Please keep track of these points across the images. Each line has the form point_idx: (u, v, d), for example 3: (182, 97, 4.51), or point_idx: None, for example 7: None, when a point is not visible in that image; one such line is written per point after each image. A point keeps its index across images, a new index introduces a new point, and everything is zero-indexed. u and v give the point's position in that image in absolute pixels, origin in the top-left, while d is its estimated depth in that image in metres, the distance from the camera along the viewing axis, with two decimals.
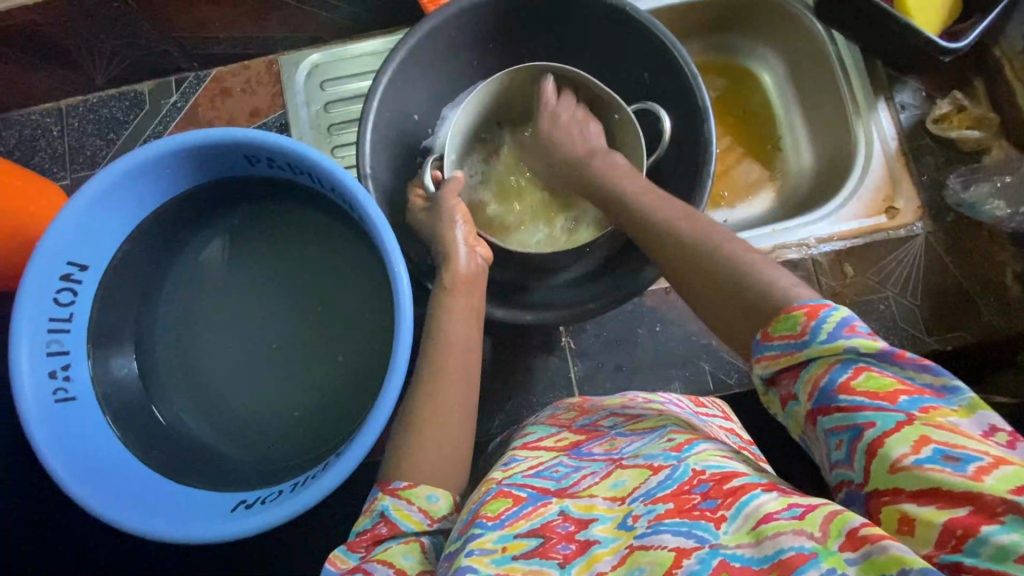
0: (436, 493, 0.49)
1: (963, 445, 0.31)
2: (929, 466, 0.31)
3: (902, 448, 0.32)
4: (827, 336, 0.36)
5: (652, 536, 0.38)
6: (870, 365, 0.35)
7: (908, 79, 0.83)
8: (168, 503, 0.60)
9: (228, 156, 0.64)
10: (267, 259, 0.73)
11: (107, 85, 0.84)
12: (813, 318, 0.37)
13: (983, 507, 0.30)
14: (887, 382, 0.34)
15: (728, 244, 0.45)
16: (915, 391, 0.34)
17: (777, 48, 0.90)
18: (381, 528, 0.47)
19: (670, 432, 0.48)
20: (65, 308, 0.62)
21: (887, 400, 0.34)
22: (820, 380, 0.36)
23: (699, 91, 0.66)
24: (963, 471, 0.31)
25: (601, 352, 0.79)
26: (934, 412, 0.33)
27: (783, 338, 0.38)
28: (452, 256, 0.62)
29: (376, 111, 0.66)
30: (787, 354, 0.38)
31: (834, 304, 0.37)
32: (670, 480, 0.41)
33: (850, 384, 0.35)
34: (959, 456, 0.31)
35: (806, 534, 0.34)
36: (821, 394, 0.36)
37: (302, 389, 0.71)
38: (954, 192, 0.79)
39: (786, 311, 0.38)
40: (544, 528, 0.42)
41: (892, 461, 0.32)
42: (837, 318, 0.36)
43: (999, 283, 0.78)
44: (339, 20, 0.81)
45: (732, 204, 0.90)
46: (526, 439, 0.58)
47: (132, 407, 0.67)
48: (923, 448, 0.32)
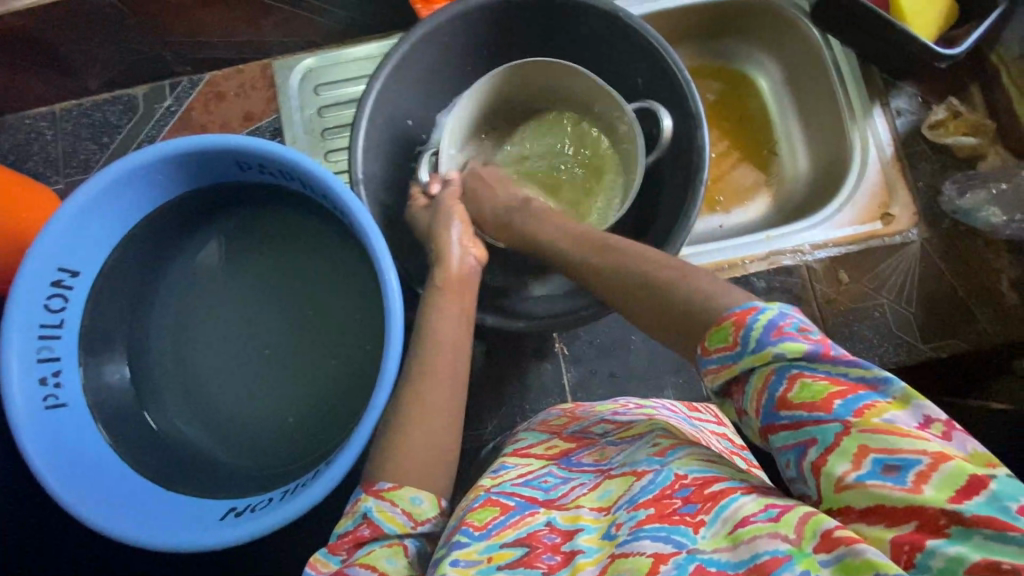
0: (420, 495, 0.48)
1: (900, 449, 0.32)
2: (870, 482, 0.33)
3: (844, 464, 0.33)
4: (756, 343, 0.37)
5: (632, 543, 0.37)
6: (803, 371, 0.35)
7: (904, 85, 0.83)
8: (159, 510, 0.60)
9: (219, 163, 0.64)
10: (260, 265, 0.73)
11: (101, 89, 0.84)
12: (741, 327, 0.37)
13: (927, 521, 0.31)
14: (821, 389, 0.35)
15: (660, 265, 0.47)
16: (849, 393, 0.34)
17: (773, 53, 0.90)
18: (363, 530, 0.46)
19: (657, 437, 0.48)
20: (55, 314, 0.62)
21: (824, 411, 0.34)
22: (761, 393, 0.37)
23: (693, 98, 0.66)
24: (903, 482, 0.32)
25: (594, 358, 0.78)
26: (869, 414, 0.33)
27: (718, 350, 0.39)
28: (446, 254, 0.62)
29: (368, 117, 0.66)
30: (725, 366, 0.38)
31: (762, 306, 0.38)
32: (652, 485, 0.41)
33: (788, 397, 0.35)
34: (897, 466, 0.32)
35: (782, 537, 0.34)
36: (766, 409, 0.37)
37: (295, 396, 0.71)
38: (950, 199, 0.79)
39: (719, 322, 0.39)
40: (529, 538, 0.42)
41: (836, 479, 0.34)
42: (763, 323, 0.37)
43: (995, 292, 0.77)
44: (334, 25, 0.81)
45: (728, 208, 0.89)
46: (517, 445, 0.58)
47: (123, 413, 0.67)
48: (863, 461, 0.33)
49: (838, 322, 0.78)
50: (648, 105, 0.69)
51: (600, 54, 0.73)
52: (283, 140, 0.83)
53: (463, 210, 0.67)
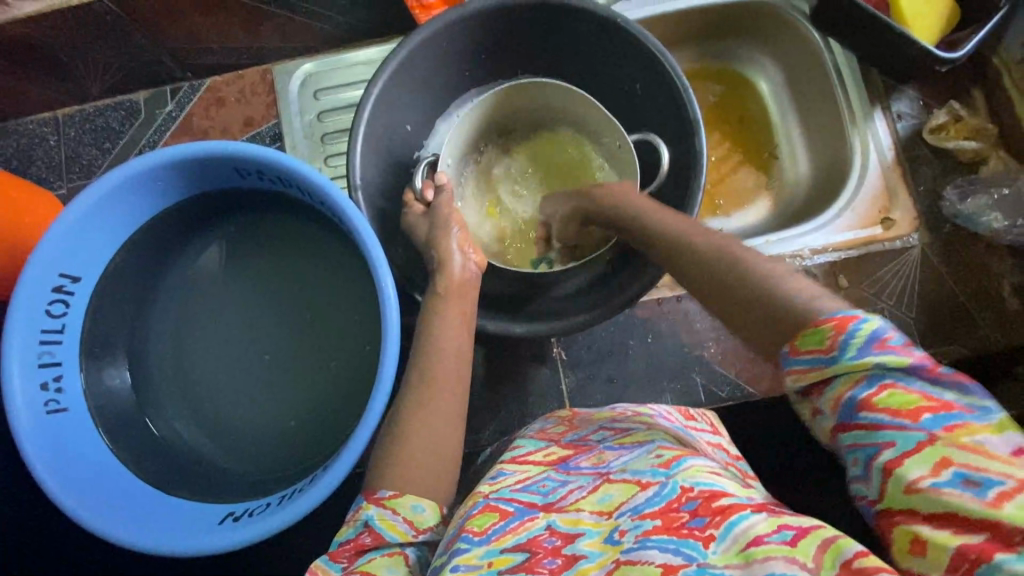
0: (421, 503, 0.48)
1: (988, 468, 0.29)
2: (947, 491, 0.29)
3: (920, 470, 0.30)
4: (857, 351, 0.33)
5: (638, 552, 0.38)
6: (895, 381, 0.32)
7: (905, 87, 0.82)
8: (160, 515, 0.61)
9: (218, 169, 0.65)
10: (260, 270, 0.73)
11: (104, 95, 0.85)
12: (843, 331, 0.33)
13: (1000, 535, 0.28)
14: (911, 399, 0.31)
15: (747, 256, 0.43)
16: (942, 408, 0.31)
17: (774, 55, 0.89)
18: (365, 538, 0.46)
19: (659, 447, 0.47)
20: (57, 319, 0.62)
21: (909, 419, 0.31)
22: (843, 395, 0.33)
23: (690, 103, 0.66)
24: (983, 497, 0.29)
25: (593, 364, 0.78)
26: (961, 430, 0.30)
27: (811, 352, 0.34)
28: (447, 259, 0.62)
29: (366, 122, 0.66)
30: (815, 369, 0.34)
31: (866, 315, 0.34)
32: (658, 496, 0.41)
33: (871, 401, 0.32)
34: (980, 481, 0.29)
35: (798, 563, 0.33)
36: (844, 410, 0.33)
37: (294, 401, 0.72)
38: (951, 204, 0.78)
39: (817, 323, 0.35)
40: (530, 543, 0.42)
41: (907, 483, 0.31)
42: (867, 332, 0.33)
43: (997, 297, 0.77)
44: (333, 30, 0.81)
45: (728, 212, 0.89)
46: (514, 452, 0.58)
47: (124, 418, 0.67)
48: (943, 472, 0.30)
49: None
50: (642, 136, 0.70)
51: (598, 59, 0.73)
52: (282, 145, 0.83)
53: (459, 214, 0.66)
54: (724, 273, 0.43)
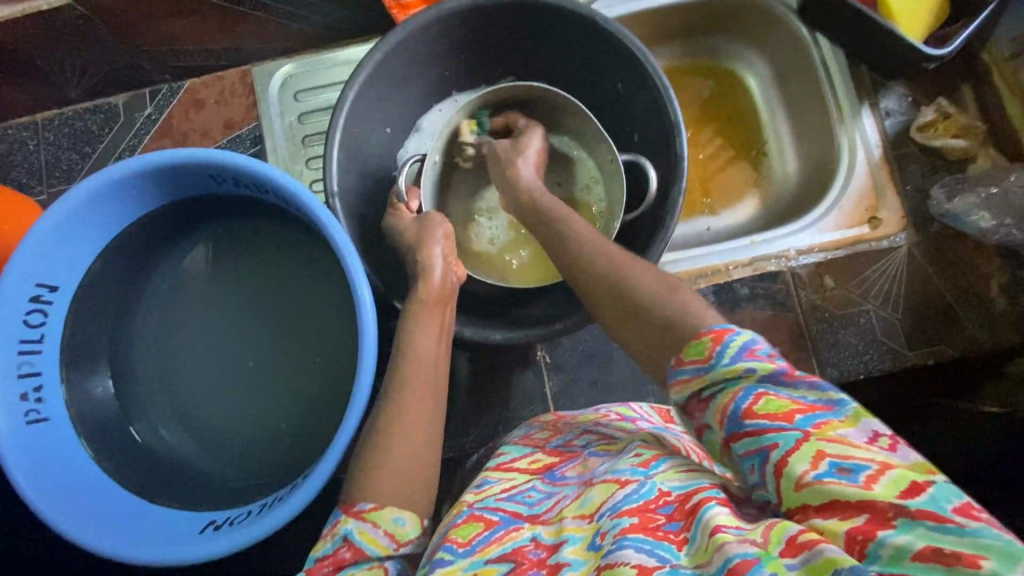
0: (403, 515, 0.46)
1: (853, 455, 0.33)
2: (827, 481, 0.33)
3: (803, 465, 0.33)
4: (730, 359, 0.37)
5: (616, 553, 0.36)
6: (768, 389, 0.36)
7: (894, 84, 0.81)
8: (140, 526, 0.60)
9: (193, 176, 0.64)
10: (241, 276, 0.73)
11: (82, 98, 0.84)
12: (718, 343, 0.38)
13: (876, 514, 0.31)
14: (783, 404, 0.35)
15: (641, 274, 0.47)
16: (807, 408, 0.35)
17: (762, 50, 0.88)
18: (344, 553, 0.44)
19: (638, 448, 0.47)
20: (35, 329, 0.62)
21: (785, 421, 0.35)
22: (726, 408, 0.37)
23: (672, 105, 0.65)
24: (856, 481, 0.32)
25: (577, 367, 0.78)
26: (826, 426, 0.34)
27: (694, 363, 0.39)
28: (429, 269, 0.60)
29: (343, 127, 0.65)
30: (697, 379, 0.39)
31: (738, 328, 0.38)
32: (637, 494, 0.40)
33: (752, 409, 0.36)
34: (851, 468, 0.32)
35: (751, 542, 0.34)
36: (730, 421, 0.37)
37: (275, 407, 0.71)
38: (939, 202, 0.77)
39: (697, 337, 0.39)
40: (515, 553, 0.41)
41: (795, 479, 0.34)
42: (739, 343, 0.37)
43: (985, 297, 0.76)
44: (311, 29, 0.80)
45: (716, 208, 0.88)
46: (498, 459, 0.57)
47: (108, 426, 0.68)
48: (821, 463, 0.33)
49: (822, 329, 0.77)
50: (630, 156, 0.69)
51: (579, 60, 0.72)
52: (263, 148, 0.82)
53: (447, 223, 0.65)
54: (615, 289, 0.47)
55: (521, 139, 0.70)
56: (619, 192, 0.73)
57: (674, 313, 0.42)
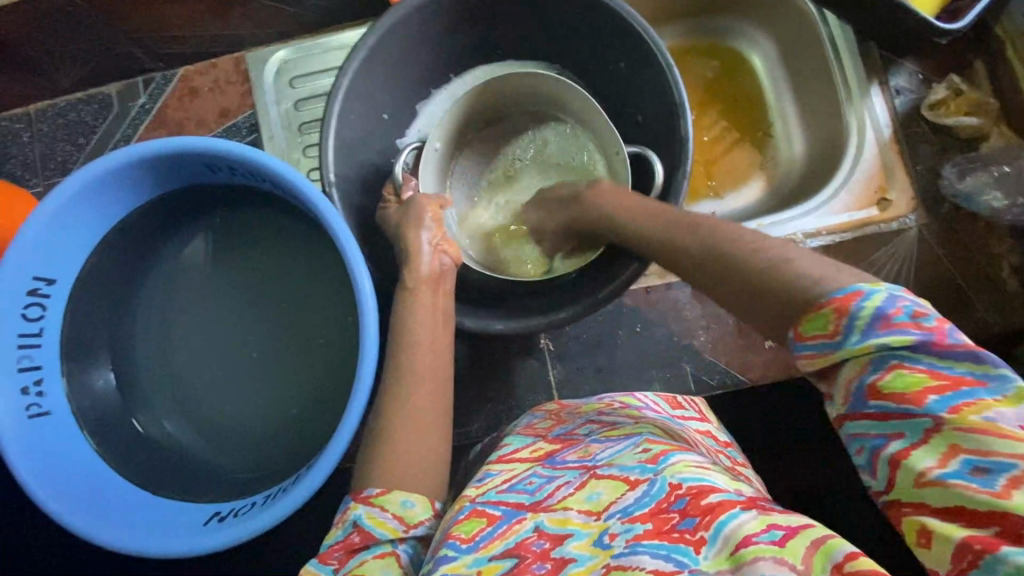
0: (411, 498, 0.46)
1: (995, 452, 0.30)
2: (953, 481, 0.31)
3: (929, 460, 0.31)
4: (860, 334, 0.32)
5: (629, 557, 0.37)
6: (903, 362, 0.31)
7: (904, 61, 0.79)
8: (144, 518, 0.60)
9: (186, 165, 0.63)
10: (242, 267, 0.72)
11: (75, 88, 0.83)
12: (844, 313, 0.32)
13: (1008, 527, 0.29)
14: (918, 381, 0.31)
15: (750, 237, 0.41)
16: (951, 386, 0.31)
17: (768, 28, 0.86)
18: (354, 538, 0.44)
19: (646, 441, 0.46)
20: (34, 323, 0.61)
21: (917, 405, 0.31)
22: (850, 383, 0.33)
23: (676, 86, 0.63)
24: (990, 486, 0.30)
25: (581, 355, 0.78)
26: (969, 410, 0.31)
27: (816, 337, 0.33)
28: (416, 255, 0.59)
29: (338, 114, 0.63)
30: (821, 354, 0.34)
31: (868, 290, 0.32)
32: (648, 496, 0.40)
33: (878, 387, 0.32)
34: (988, 468, 0.30)
35: (788, 565, 0.33)
36: (853, 398, 0.33)
37: (278, 399, 0.71)
38: (950, 182, 0.76)
39: (817, 306, 0.33)
40: (518, 547, 0.41)
41: (917, 474, 0.32)
42: (870, 310, 0.32)
43: (996, 278, 0.75)
44: (307, 14, 0.78)
45: (720, 192, 0.86)
46: (500, 452, 0.56)
47: (112, 420, 0.67)
48: (951, 459, 0.31)
49: None
50: (635, 149, 0.68)
51: (582, 40, 0.71)
52: (260, 136, 0.81)
53: (436, 207, 0.63)
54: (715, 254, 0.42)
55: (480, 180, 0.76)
56: (619, 180, 0.70)
57: (764, 274, 0.37)
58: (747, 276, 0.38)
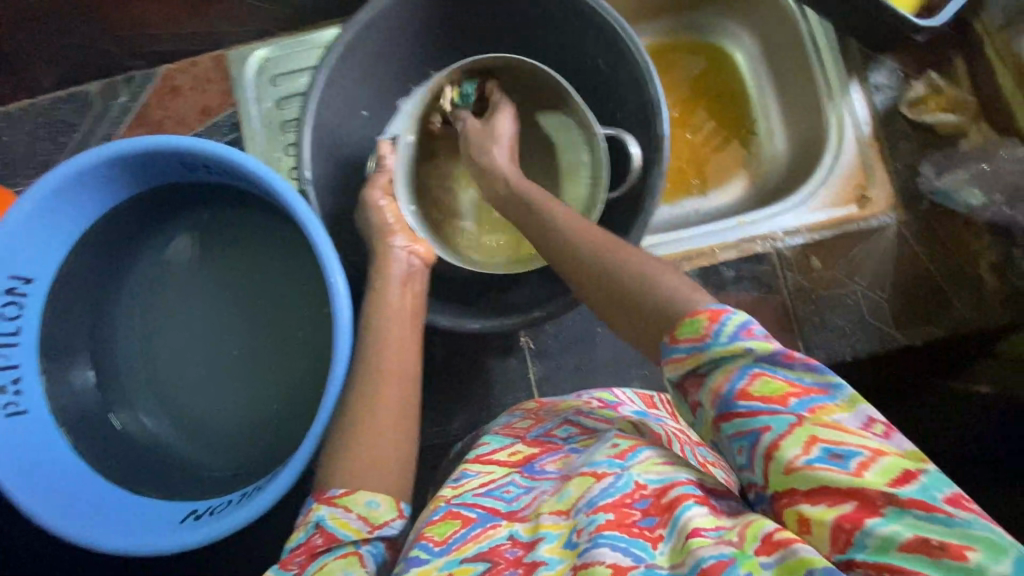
0: (376, 498, 0.46)
1: (846, 441, 0.31)
2: (818, 467, 0.31)
3: (795, 450, 0.32)
4: (728, 338, 0.34)
5: (592, 552, 0.35)
6: (764, 369, 0.33)
7: (884, 57, 0.79)
8: (124, 516, 0.60)
9: (162, 164, 0.63)
10: (221, 266, 0.72)
11: (55, 87, 0.83)
12: (715, 322, 0.35)
13: (866, 501, 0.30)
14: (778, 386, 0.33)
15: (624, 253, 0.43)
16: (804, 392, 0.33)
17: (751, 25, 0.85)
18: (316, 540, 0.44)
19: (616, 436, 0.45)
20: (12, 321, 0.61)
21: (780, 404, 0.33)
22: (720, 387, 0.34)
23: (652, 84, 0.63)
24: (847, 468, 0.31)
25: (561, 352, 0.78)
26: (822, 411, 0.32)
27: (687, 341, 0.35)
28: (387, 262, 0.59)
29: (314, 113, 0.63)
30: (692, 358, 0.35)
31: (733, 307, 0.35)
32: (613, 488, 0.39)
33: (746, 389, 0.33)
34: (843, 454, 0.31)
35: (727, 543, 0.34)
36: (722, 402, 0.34)
37: (257, 398, 0.71)
38: (928, 179, 0.77)
39: (691, 316, 0.36)
40: (491, 553, 0.40)
41: (786, 464, 0.32)
42: (736, 321, 0.34)
43: (975, 275, 0.75)
44: (286, 12, 0.78)
45: (704, 190, 0.86)
46: (478, 451, 0.54)
47: (90, 417, 0.67)
48: (813, 449, 0.31)
49: (808, 312, 0.76)
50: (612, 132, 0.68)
51: (560, 36, 0.70)
52: (240, 134, 0.81)
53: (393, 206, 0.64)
54: (594, 269, 0.44)
55: (492, 122, 0.68)
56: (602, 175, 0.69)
57: (640, 290, 0.40)
58: (626, 293, 0.40)
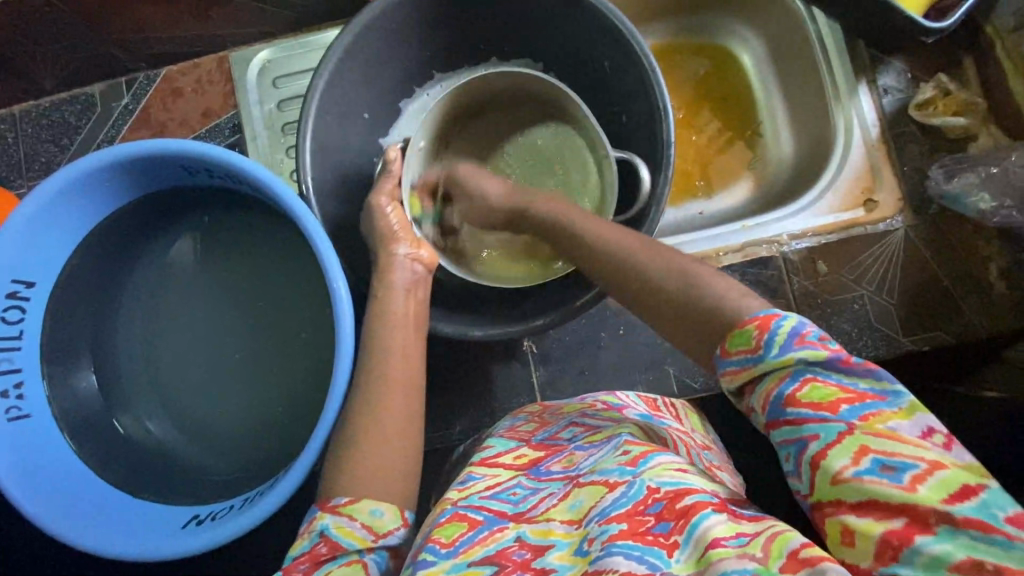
0: (380, 507, 0.46)
1: (899, 453, 0.31)
2: (867, 479, 0.31)
3: (844, 459, 0.32)
4: (780, 349, 0.34)
5: (605, 560, 0.35)
6: (816, 376, 0.33)
7: (892, 59, 0.78)
8: (126, 522, 0.60)
9: (166, 168, 0.63)
10: (222, 270, 0.72)
11: (58, 89, 0.83)
12: (766, 331, 0.35)
13: (917, 517, 0.30)
14: (830, 393, 0.33)
15: (662, 258, 0.44)
16: (857, 399, 0.32)
17: (757, 27, 0.85)
18: (320, 549, 0.44)
19: (626, 442, 0.44)
20: (13, 325, 0.61)
21: (831, 411, 0.32)
22: (769, 394, 0.34)
23: (658, 88, 0.63)
24: (900, 482, 0.30)
25: (565, 357, 0.78)
26: (876, 419, 0.32)
27: (741, 352, 0.35)
28: (388, 266, 0.59)
29: (314, 116, 0.63)
30: (745, 369, 0.35)
31: (785, 313, 0.35)
32: (625, 497, 0.38)
33: (796, 396, 0.33)
34: (895, 466, 0.31)
35: (749, 557, 0.33)
36: (772, 406, 0.34)
37: (259, 402, 0.71)
38: (936, 183, 0.75)
39: (742, 325, 0.36)
40: (498, 556, 0.39)
41: (833, 473, 0.32)
42: (788, 330, 0.34)
43: (984, 281, 0.74)
44: (289, 14, 0.78)
45: (708, 193, 0.85)
46: (483, 454, 0.53)
47: (93, 421, 0.67)
48: (864, 460, 0.31)
49: (814, 316, 0.76)
50: (624, 155, 0.66)
51: (564, 39, 0.70)
52: (243, 137, 0.81)
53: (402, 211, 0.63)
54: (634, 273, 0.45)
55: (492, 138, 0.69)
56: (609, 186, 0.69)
57: (681, 297, 0.40)
58: (666, 298, 0.41)
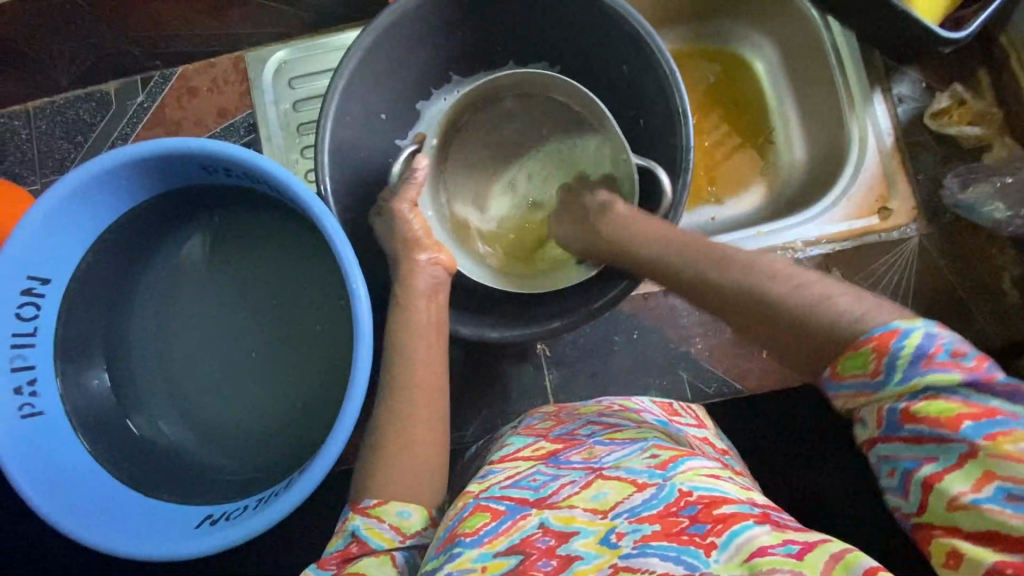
0: (408, 508, 0.46)
1: None
2: (987, 507, 0.32)
3: (961, 485, 0.33)
4: (902, 374, 0.34)
5: (640, 559, 0.35)
6: (937, 394, 0.34)
7: (907, 69, 0.79)
8: (137, 521, 0.60)
9: (187, 168, 0.63)
10: (237, 269, 0.72)
11: (73, 86, 0.83)
12: (884, 354, 0.35)
13: None
14: (951, 408, 0.33)
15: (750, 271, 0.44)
16: (983, 415, 0.33)
17: (771, 34, 0.85)
18: (352, 547, 0.44)
19: (654, 446, 0.45)
20: (29, 322, 0.61)
21: (951, 429, 0.33)
22: (883, 411, 0.36)
23: (678, 94, 0.63)
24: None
25: (578, 361, 0.78)
26: (1004, 438, 0.32)
27: (856, 376, 0.36)
28: (411, 274, 0.58)
29: (334, 116, 0.63)
30: (861, 392, 0.36)
31: (905, 330, 0.35)
32: (656, 499, 0.39)
33: (912, 412, 0.34)
34: (1022, 496, 0.31)
35: None
36: (888, 424, 0.35)
37: (274, 402, 0.71)
38: (951, 192, 0.76)
39: (856, 347, 0.36)
40: (523, 544, 0.39)
41: (949, 498, 0.34)
42: (910, 351, 0.34)
43: (997, 290, 0.75)
44: (306, 15, 0.78)
45: (720, 198, 0.85)
46: (501, 451, 0.53)
47: (105, 420, 0.67)
48: (985, 487, 0.33)
49: None
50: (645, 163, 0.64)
51: (584, 43, 0.70)
52: (258, 136, 0.81)
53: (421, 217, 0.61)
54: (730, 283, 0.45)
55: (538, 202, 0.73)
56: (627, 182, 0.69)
57: (791, 311, 0.40)
58: (769, 307, 0.42)
